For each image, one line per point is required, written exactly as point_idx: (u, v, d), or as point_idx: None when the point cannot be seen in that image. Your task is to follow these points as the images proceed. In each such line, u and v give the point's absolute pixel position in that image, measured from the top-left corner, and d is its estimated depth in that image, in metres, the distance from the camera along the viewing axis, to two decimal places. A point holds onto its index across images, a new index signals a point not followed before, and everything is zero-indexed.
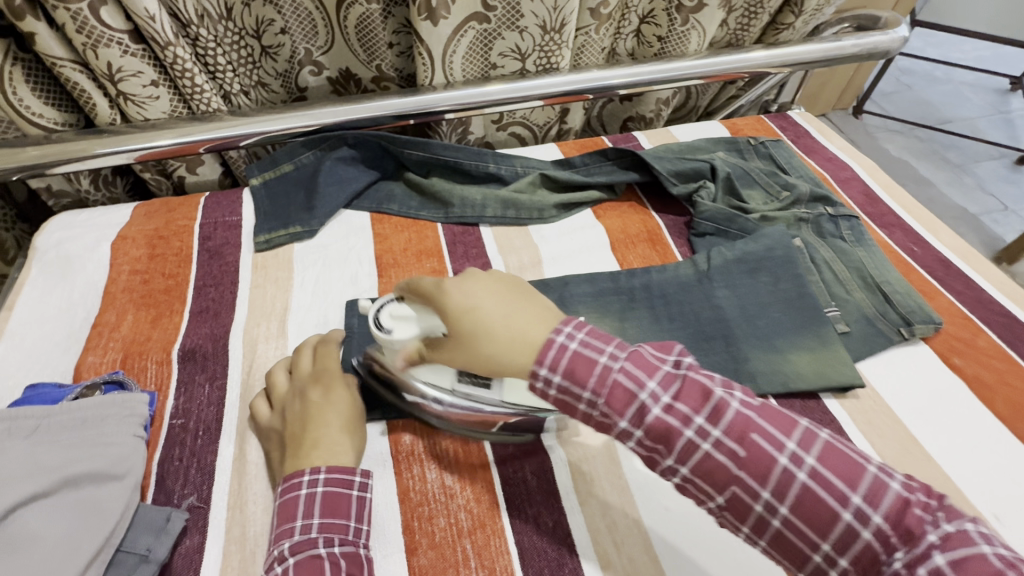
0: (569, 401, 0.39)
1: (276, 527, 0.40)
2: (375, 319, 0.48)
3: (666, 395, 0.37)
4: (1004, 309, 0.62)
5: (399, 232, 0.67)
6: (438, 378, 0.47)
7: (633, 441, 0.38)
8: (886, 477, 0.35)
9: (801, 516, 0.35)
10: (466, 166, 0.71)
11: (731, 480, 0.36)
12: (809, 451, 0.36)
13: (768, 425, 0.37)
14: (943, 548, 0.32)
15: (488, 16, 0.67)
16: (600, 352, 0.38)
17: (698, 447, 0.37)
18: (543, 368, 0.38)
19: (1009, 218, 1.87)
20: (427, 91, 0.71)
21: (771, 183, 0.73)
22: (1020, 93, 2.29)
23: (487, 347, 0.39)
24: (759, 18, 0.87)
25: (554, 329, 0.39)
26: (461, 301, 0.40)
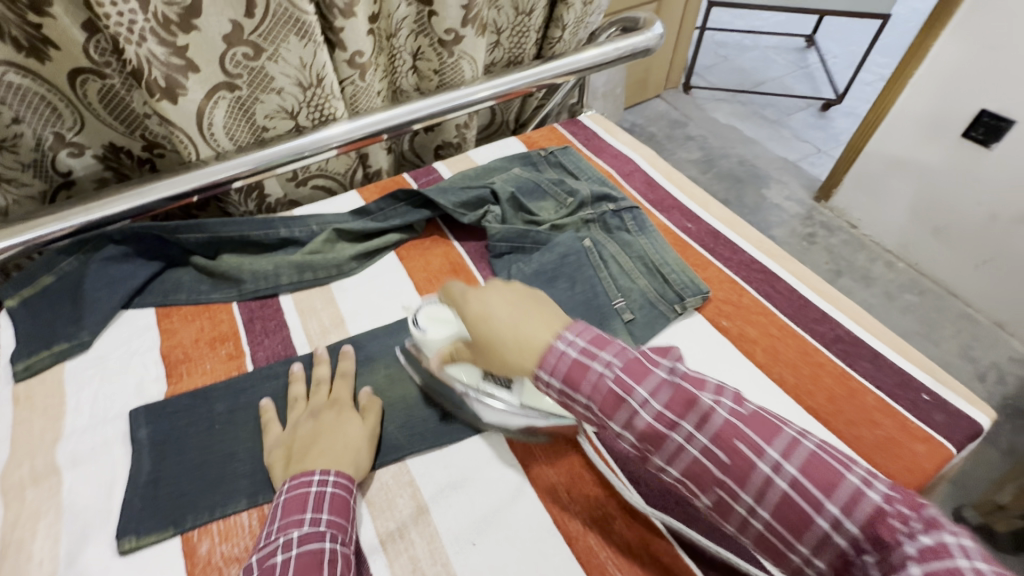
0: (570, 402, 0.44)
1: (283, 519, 0.44)
2: (415, 318, 0.55)
3: (703, 437, 0.38)
4: (763, 266, 0.71)
5: (190, 323, 0.63)
6: (503, 388, 0.51)
7: (626, 441, 0.41)
8: (954, 549, 0.31)
9: (780, 521, 0.36)
10: (254, 237, 0.69)
11: (757, 521, 0.37)
12: (928, 534, 0.32)
13: (807, 483, 0.36)
14: (918, 559, 0.31)
15: (235, 84, 0.65)
16: (628, 392, 0.40)
17: (725, 487, 0.38)
18: (544, 372, 0.43)
19: (823, 158, 2.12)
20: (198, 167, 0.67)
21: (559, 191, 0.77)
22: (814, 48, 2.61)
23: (498, 349, 0.46)
24: (530, 37, 0.93)
25: (557, 335, 0.44)
26: (477, 308, 0.48)
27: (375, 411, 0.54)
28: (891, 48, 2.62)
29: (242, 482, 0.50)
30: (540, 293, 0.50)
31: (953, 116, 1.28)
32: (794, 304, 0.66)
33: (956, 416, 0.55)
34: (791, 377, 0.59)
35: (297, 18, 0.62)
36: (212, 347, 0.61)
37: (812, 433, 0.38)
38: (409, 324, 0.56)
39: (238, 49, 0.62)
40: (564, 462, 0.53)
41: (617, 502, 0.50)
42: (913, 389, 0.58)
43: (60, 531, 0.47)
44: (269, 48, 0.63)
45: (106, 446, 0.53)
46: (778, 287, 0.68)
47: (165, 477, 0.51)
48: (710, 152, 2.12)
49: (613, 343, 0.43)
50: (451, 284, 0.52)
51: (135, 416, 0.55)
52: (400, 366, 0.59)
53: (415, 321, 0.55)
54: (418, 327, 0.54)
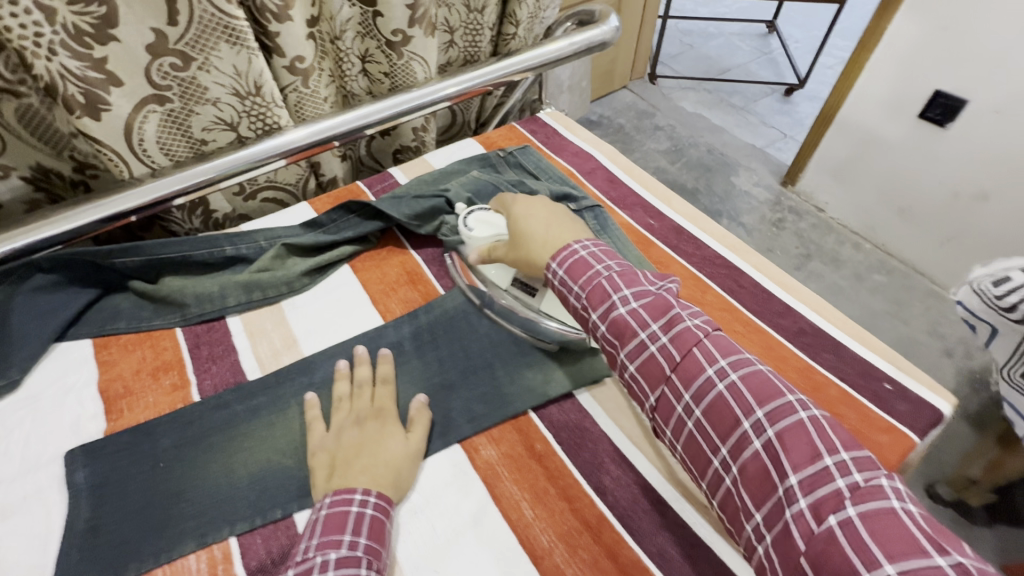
0: (565, 294, 0.51)
1: (323, 537, 0.42)
2: (466, 221, 0.64)
3: (664, 336, 0.44)
4: (726, 260, 0.70)
5: (130, 352, 0.60)
6: (529, 293, 0.62)
7: (599, 333, 0.48)
8: (886, 491, 0.34)
9: (709, 419, 0.41)
10: (197, 257, 0.65)
11: (691, 420, 0.42)
12: (860, 472, 0.35)
13: (742, 389, 0.41)
14: (854, 501, 0.34)
15: (164, 96, 0.61)
16: (617, 289, 0.47)
17: (671, 386, 0.43)
18: (554, 264, 0.51)
19: (789, 143, 2.14)
20: (131, 186, 0.64)
21: (518, 193, 0.75)
22: (776, 34, 2.63)
23: (519, 238, 0.57)
24: (484, 34, 0.90)
25: (576, 242, 0.52)
26: (518, 214, 0.59)
27: (419, 427, 0.53)
28: (851, 31, 2.65)
29: (189, 523, 0.47)
30: (576, 217, 0.60)
31: (911, 97, 1.30)
32: (758, 298, 0.65)
33: (918, 405, 0.55)
34: None
35: (227, 24, 0.58)
36: (154, 378, 0.58)
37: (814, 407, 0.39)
38: (460, 224, 0.64)
39: (165, 59, 0.58)
40: (527, 477, 0.51)
41: (583, 516, 0.48)
42: (876, 379, 0.58)
43: None
44: (199, 56, 0.60)
45: (40, 492, 0.49)
46: (742, 282, 0.67)
47: (105, 523, 0.47)
48: (679, 142, 2.13)
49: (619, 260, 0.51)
50: (506, 194, 0.63)
51: (71, 458, 0.51)
52: None
53: (466, 223, 0.64)
54: (467, 227, 0.63)
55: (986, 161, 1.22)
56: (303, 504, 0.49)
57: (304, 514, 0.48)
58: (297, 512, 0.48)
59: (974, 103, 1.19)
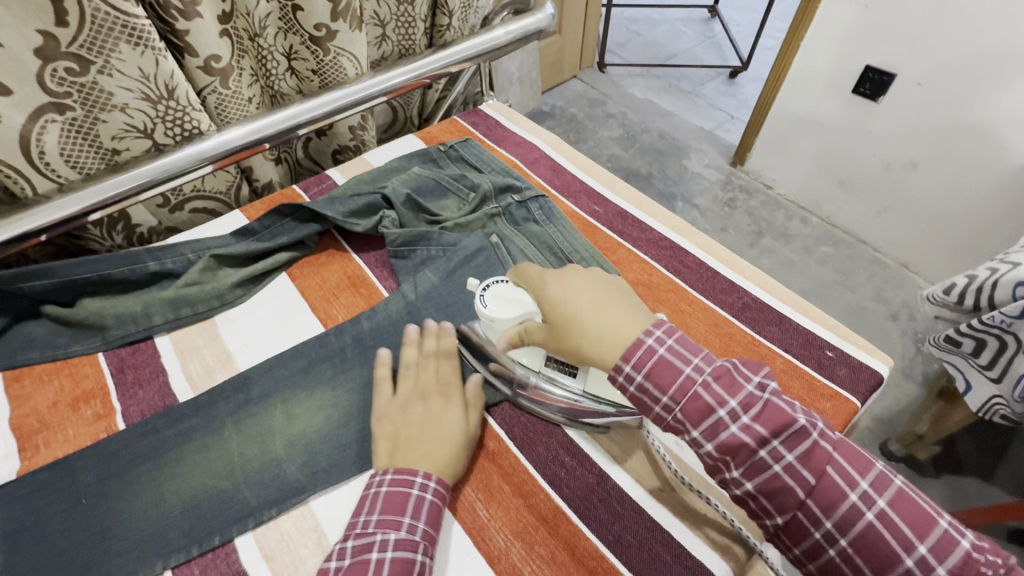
0: (647, 404, 0.43)
1: (381, 515, 0.43)
2: (482, 297, 0.52)
3: (745, 415, 0.40)
4: (671, 242, 0.70)
5: (46, 384, 0.55)
6: (568, 372, 0.51)
7: (703, 450, 0.41)
8: (958, 537, 0.37)
9: (818, 500, 0.38)
10: (117, 275, 0.61)
11: (833, 548, 0.38)
12: (946, 556, 0.36)
13: (895, 517, 0.37)
14: (924, 541, 0.36)
15: (64, 105, 0.57)
16: (720, 403, 0.40)
17: (808, 511, 0.39)
18: (627, 365, 0.42)
19: (736, 124, 2.18)
20: (36, 204, 0.59)
21: (460, 187, 0.74)
22: (718, 18, 2.68)
23: (578, 335, 0.45)
24: (417, 26, 0.88)
25: (643, 330, 0.43)
26: (556, 294, 0.46)
27: (481, 412, 0.52)
28: (788, 12, 2.73)
29: (119, 562, 0.44)
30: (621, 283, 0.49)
31: (845, 73, 1.34)
32: (703, 277, 0.66)
33: (858, 369, 0.57)
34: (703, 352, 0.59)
35: (126, 23, 0.54)
36: (74, 410, 0.53)
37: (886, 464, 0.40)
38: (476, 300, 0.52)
39: (59, 64, 0.54)
40: (481, 477, 0.50)
41: (538, 511, 0.47)
42: (818, 347, 0.59)
43: None
44: (98, 59, 0.56)
45: None
46: (687, 262, 0.68)
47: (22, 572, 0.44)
48: (631, 128, 2.14)
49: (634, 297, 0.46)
50: (527, 265, 0.51)
51: None
52: (298, 400, 0.54)
53: (483, 299, 0.52)
54: (485, 308, 0.50)
55: (916, 131, 1.27)
56: (244, 528, 0.46)
57: (246, 538, 0.46)
58: (238, 537, 0.46)
59: (902, 75, 1.23)
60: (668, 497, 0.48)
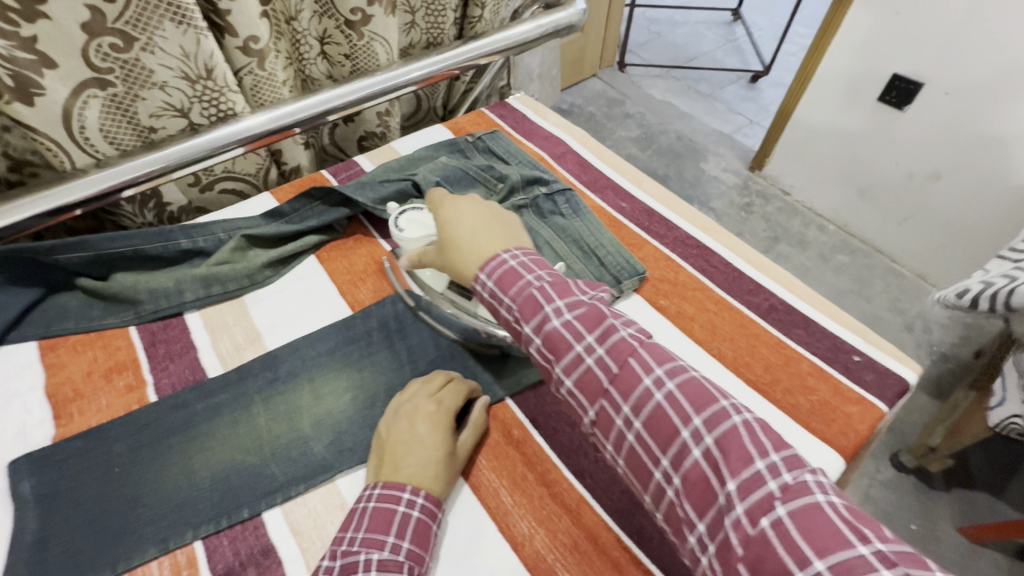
0: (496, 307, 0.46)
1: (365, 534, 0.41)
2: (396, 220, 0.62)
3: (626, 407, 0.39)
4: (698, 241, 0.70)
5: (80, 354, 0.56)
6: (464, 295, 0.58)
7: (535, 347, 0.44)
8: (812, 487, 0.33)
9: (688, 489, 0.36)
10: (150, 251, 0.61)
11: (632, 434, 0.39)
12: (792, 472, 0.33)
13: (681, 400, 0.38)
14: (784, 500, 0.32)
15: (106, 80, 0.57)
16: (550, 300, 0.43)
17: (609, 398, 0.40)
18: (484, 274, 0.47)
19: (755, 129, 2.17)
20: (74, 176, 0.60)
21: (488, 177, 0.74)
22: (741, 22, 2.66)
23: (461, 250, 0.51)
24: (448, 15, 0.88)
25: (504, 251, 0.48)
26: (449, 215, 0.54)
27: (472, 435, 0.50)
28: (812, 19, 2.71)
29: (149, 531, 0.45)
30: (511, 221, 0.55)
31: (871, 82, 1.33)
32: (729, 276, 0.66)
33: (885, 374, 0.57)
34: (729, 351, 0.59)
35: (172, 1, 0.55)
36: (107, 380, 0.54)
37: (777, 453, 0.34)
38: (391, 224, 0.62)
39: (105, 39, 0.55)
40: (506, 464, 0.50)
41: (562, 500, 0.48)
42: (845, 351, 0.59)
43: None
44: (141, 36, 0.56)
45: None
46: (713, 261, 0.68)
47: (55, 535, 0.45)
48: (649, 129, 2.14)
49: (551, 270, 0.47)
50: (434, 191, 0.59)
51: (18, 467, 0.48)
52: (325, 380, 0.55)
53: (394, 222, 0.62)
54: (398, 227, 0.61)
55: (940, 143, 1.26)
56: (273, 502, 0.47)
57: (275, 513, 0.46)
58: (267, 511, 0.47)
59: (930, 85, 1.22)
60: None
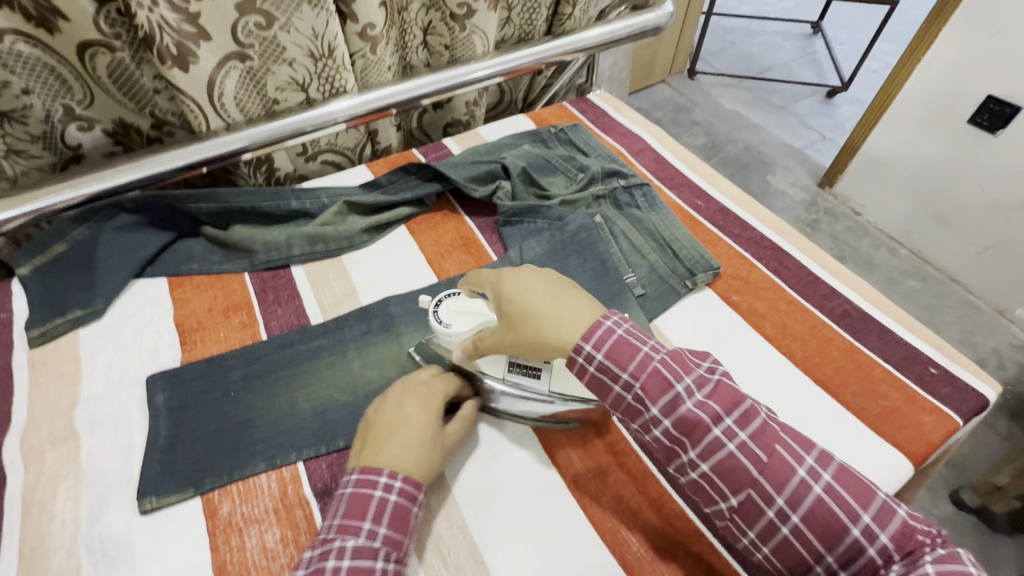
0: (606, 385, 0.44)
1: (342, 520, 0.42)
2: (435, 315, 0.54)
3: (742, 433, 0.41)
4: (773, 243, 0.71)
5: (203, 292, 0.64)
6: (531, 376, 0.52)
7: (659, 428, 0.42)
8: (906, 523, 0.38)
9: (814, 527, 0.39)
10: (265, 208, 0.68)
11: (697, 471, 0.42)
12: (883, 528, 0.38)
13: (841, 492, 0.39)
14: (881, 528, 0.38)
15: (246, 53, 0.65)
16: (643, 343, 0.44)
17: (758, 488, 0.40)
18: (588, 345, 0.44)
19: (828, 145, 2.10)
20: (208, 137, 0.67)
21: (569, 167, 0.78)
22: (821, 35, 2.57)
23: (534, 323, 0.47)
24: (541, 13, 0.92)
25: (603, 315, 0.46)
26: (516, 287, 0.49)
27: (455, 426, 0.50)
28: (898, 36, 2.59)
29: (258, 449, 0.51)
30: (575, 282, 0.51)
31: (961, 102, 1.27)
32: (803, 280, 0.66)
33: (962, 389, 0.56)
34: (800, 350, 0.59)
35: None
36: (225, 316, 0.61)
37: (824, 471, 0.40)
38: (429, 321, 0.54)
39: (251, 18, 0.62)
40: (577, 432, 0.54)
41: (629, 469, 0.51)
42: (921, 362, 0.58)
43: (81, 492, 0.48)
44: (281, 17, 0.63)
45: (123, 411, 0.53)
46: (788, 264, 0.68)
47: (181, 441, 0.51)
48: (715, 138, 2.11)
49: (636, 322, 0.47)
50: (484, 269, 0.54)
51: (151, 382, 0.55)
52: (411, 337, 0.60)
53: (435, 318, 0.54)
54: (441, 323, 0.53)
55: None
56: None
57: None
58: None
59: None
60: None
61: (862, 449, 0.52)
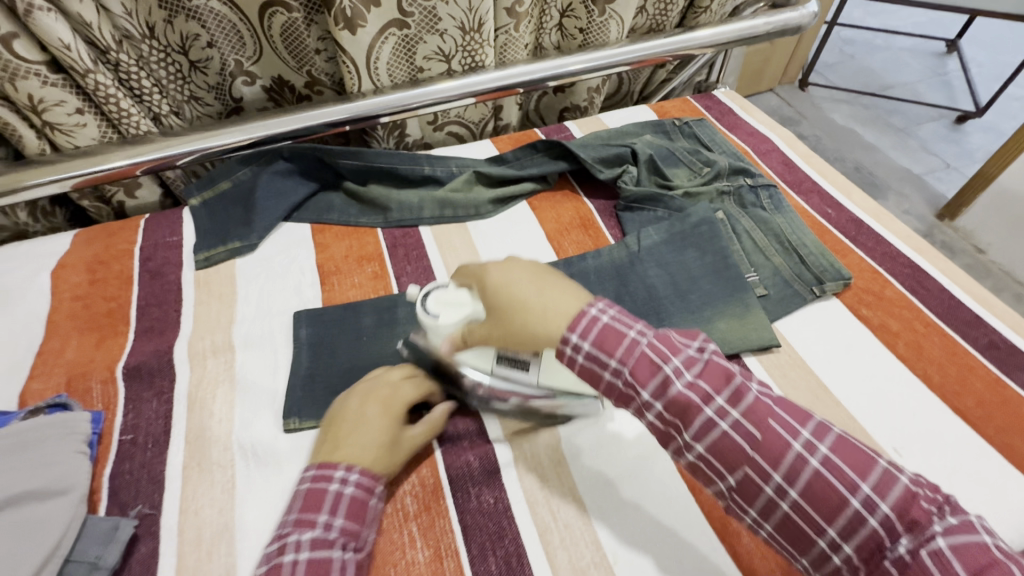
0: (596, 372, 0.42)
1: (298, 515, 0.41)
2: (423, 306, 0.50)
3: (735, 411, 0.38)
4: (911, 261, 0.66)
5: (340, 240, 0.69)
6: (519, 367, 0.50)
7: (653, 413, 0.40)
8: (951, 525, 0.33)
9: (810, 500, 0.36)
10: (402, 171, 0.73)
11: (786, 502, 0.37)
12: (821, 442, 0.37)
13: (840, 464, 0.36)
14: (944, 533, 0.33)
15: (405, 22, 0.69)
16: (630, 326, 0.42)
17: (755, 465, 0.37)
18: (574, 334, 0.42)
19: (951, 175, 1.92)
20: (358, 98, 0.72)
21: (693, 160, 0.77)
22: (956, 54, 2.35)
23: (522, 317, 0.44)
24: (677, 3, 0.91)
25: (586, 303, 0.43)
26: (500, 280, 0.46)
27: (416, 429, 0.50)
28: None
29: None
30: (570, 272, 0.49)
31: None
32: (945, 304, 0.62)
33: None
34: (937, 375, 0.56)
35: None
36: (359, 264, 0.66)
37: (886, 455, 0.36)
38: (417, 312, 0.50)
39: None
40: None
41: None
42: None
43: (235, 398, 0.54)
44: None
45: (270, 335, 0.59)
46: (928, 285, 0.64)
47: (318, 371, 0.56)
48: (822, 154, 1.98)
49: (618, 302, 0.45)
50: (468, 263, 0.50)
51: (299, 317, 0.61)
52: None
53: (426, 306, 0.50)
54: (429, 313, 0.49)
55: None
56: None
57: None
58: None
59: None
60: None
61: (1005, 488, 0.48)
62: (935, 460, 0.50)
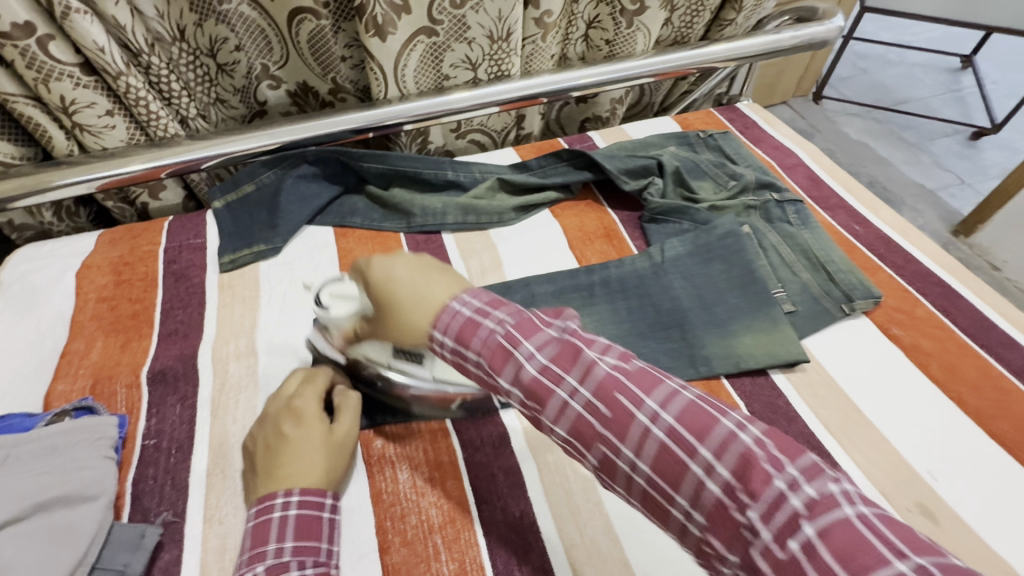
0: (462, 363, 0.38)
1: (248, 553, 0.39)
2: (318, 298, 0.52)
3: (582, 388, 0.33)
4: (942, 280, 0.66)
5: (364, 245, 0.69)
6: (414, 361, 0.50)
7: (515, 399, 0.36)
8: (839, 499, 0.26)
9: (662, 477, 0.30)
10: (426, 175, 0.73)
11: (641, 477, 0.31)
12: (813, 484, 0.27)
13: (696, 439, 0.29)
14: (809, 516, 0.26)
15: (435, 30, 0.69)
16: (486, 316, 0.37)
17: (607, 443, 0.32)
18: (438, 331, 0.38)
19: (966, 191, 1.91)
20: (384, 104, 0.72)
21: (719, 174, 0.76)
22: (971, 71, 2.34)
23: (399, 312, 0.40)
24: (703, 16, 0.91)
25: (454, 296, 0.39)
26: (379, 274, 0.41)
27: (345, 420, 0.49)
28: None
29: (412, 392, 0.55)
30: (457, 262, 0.45)
31: None
32: (977, 324, 0.61)
33: None
34: (971, 398, 0.55)
35: None
36: None
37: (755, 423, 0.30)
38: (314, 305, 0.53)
39: None
40: None
41: None
42: None
43: (259, 405, 0.53)
44: None
45: (294, 341, 0.59)
46: (959, 305, 0.63)
47: None
48: None
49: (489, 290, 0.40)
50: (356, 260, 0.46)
51: None
52: None
53: (320, 301, 0.52)
54: (322, 305, 0.52)
55: None
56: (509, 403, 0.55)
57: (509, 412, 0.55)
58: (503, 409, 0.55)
59: None
60: (918, 520, 0.47)
61: None
62: (972, 484, 0.49)
